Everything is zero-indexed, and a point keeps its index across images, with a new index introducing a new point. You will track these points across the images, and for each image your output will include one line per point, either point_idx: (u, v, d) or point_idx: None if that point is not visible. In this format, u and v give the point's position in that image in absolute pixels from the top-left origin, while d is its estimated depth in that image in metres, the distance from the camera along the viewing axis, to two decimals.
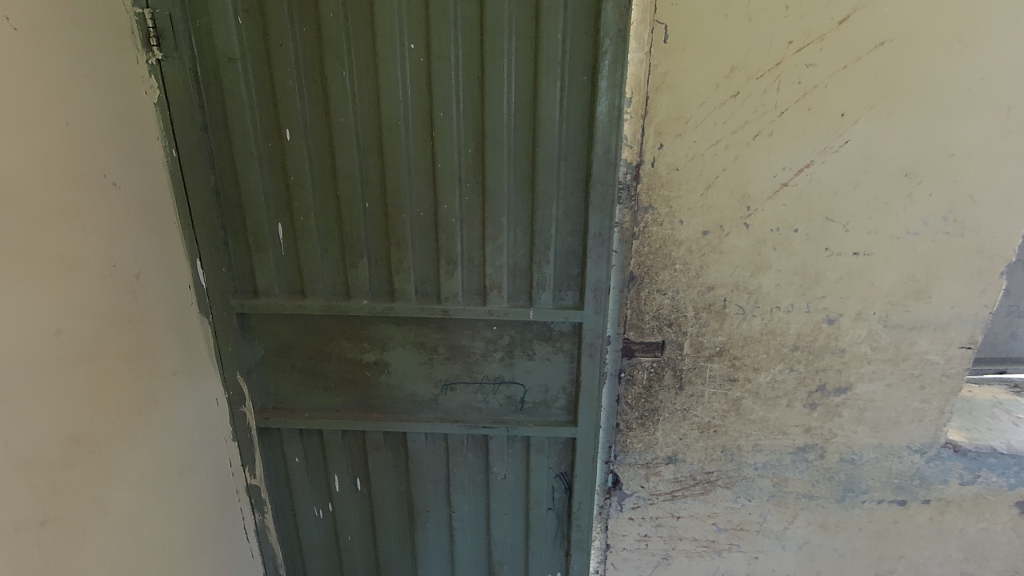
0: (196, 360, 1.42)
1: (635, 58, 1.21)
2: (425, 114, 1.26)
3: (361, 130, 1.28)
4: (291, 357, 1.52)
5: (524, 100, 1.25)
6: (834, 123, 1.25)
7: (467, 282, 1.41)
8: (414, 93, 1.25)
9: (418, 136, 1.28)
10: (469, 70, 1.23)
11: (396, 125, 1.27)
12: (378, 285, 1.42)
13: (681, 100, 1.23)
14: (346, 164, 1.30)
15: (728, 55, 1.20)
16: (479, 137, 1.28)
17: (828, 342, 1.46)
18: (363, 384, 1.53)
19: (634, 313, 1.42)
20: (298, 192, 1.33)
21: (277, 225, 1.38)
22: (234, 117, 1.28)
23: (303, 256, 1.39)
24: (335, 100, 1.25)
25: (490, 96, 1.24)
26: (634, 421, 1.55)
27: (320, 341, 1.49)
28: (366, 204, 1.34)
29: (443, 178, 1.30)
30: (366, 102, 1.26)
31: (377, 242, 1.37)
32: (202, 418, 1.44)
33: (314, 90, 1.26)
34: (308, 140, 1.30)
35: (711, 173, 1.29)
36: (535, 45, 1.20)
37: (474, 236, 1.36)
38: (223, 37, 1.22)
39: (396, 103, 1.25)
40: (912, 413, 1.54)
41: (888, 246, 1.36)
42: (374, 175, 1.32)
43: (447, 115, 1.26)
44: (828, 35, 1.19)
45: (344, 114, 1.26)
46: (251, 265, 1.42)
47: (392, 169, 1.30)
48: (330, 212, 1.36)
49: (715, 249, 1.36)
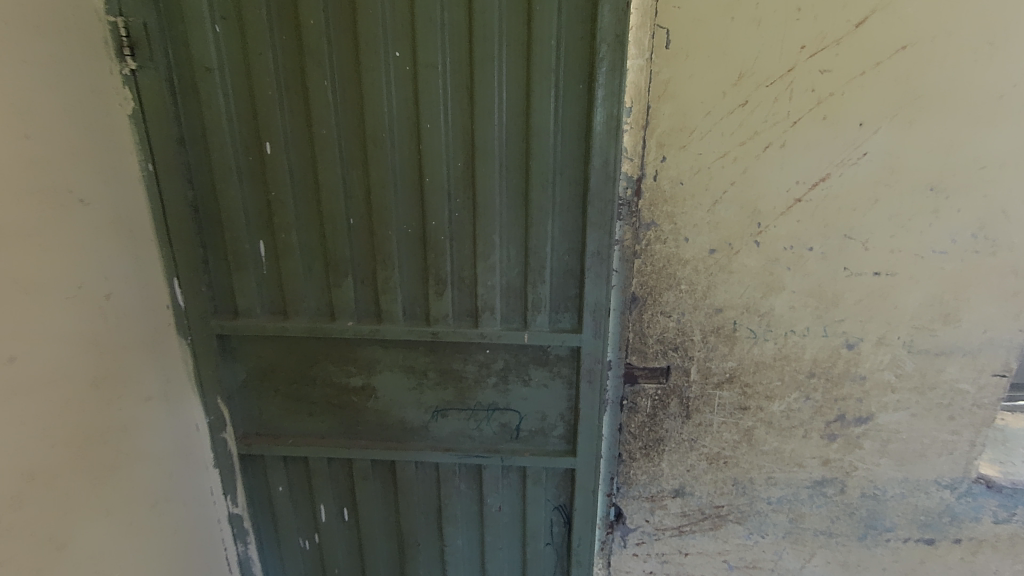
0: (173, 385, 1.35)
1: (635, 65, 1.13)
2: (412, 125, 1.19)
3: (345, 143, 1.21)
4: (274, 380, 1.44)
5: (517, 110, 1.17)
6: (852, 133, 1.16)
7: (458, 303, 1.32)
8: (400, 103, 1.18)
9: (404, 148, 1.21)
10: (457, 79, 1.15)
11: (381, 137, 1.19)
12: (364, 306, 1.34)
13: (685, 109, 1.15)
14: (329, 179, 1.23)
15: (735, 61, 1.11)
16: (469, 149, 1.20)
17: (847, 368, 1.35)
18: (349, 409, 1.45)
19: (636, 336, 1.33)
20: (280, 208, 1.26)
21: (258, 243, 1.31)
22: (213, 130, 1.22)
23: (285, 276, 1.32)
24: (316, 112, 1.19)
25: (479, 106, 1.16)
26: (638, 451, 1.45)
27: (304, 364, 1.41)
28: (351, 220, 1.27)
29: (431, 193, 1.22)
30: (350, 113, 1.19)
31: (363, 260, 1.30)
32: (180, 446, 1.37)
33: (295, 101, 1.19)
34: (290, 154, 1.23)
35: (718, 187, 1.20)
36: (527, 52, 1.13)
37: (465, 255, 1.27)
38: (199, 46, 1.16)
39: (381, 114, 1.18)
40: (940, 445, 1.43)
41: (912, 265, 1.26)
42: (359, 190, 1.24)
43: (434, 126, 1.18)
44: (845, 39, 1.10)
45: (326, 126, 1.19)
46: (231, 284, 1.35)
47: (377, 183, 1.22)
48: (313, 230, 1.28)
49: (723, 268, 1.27)
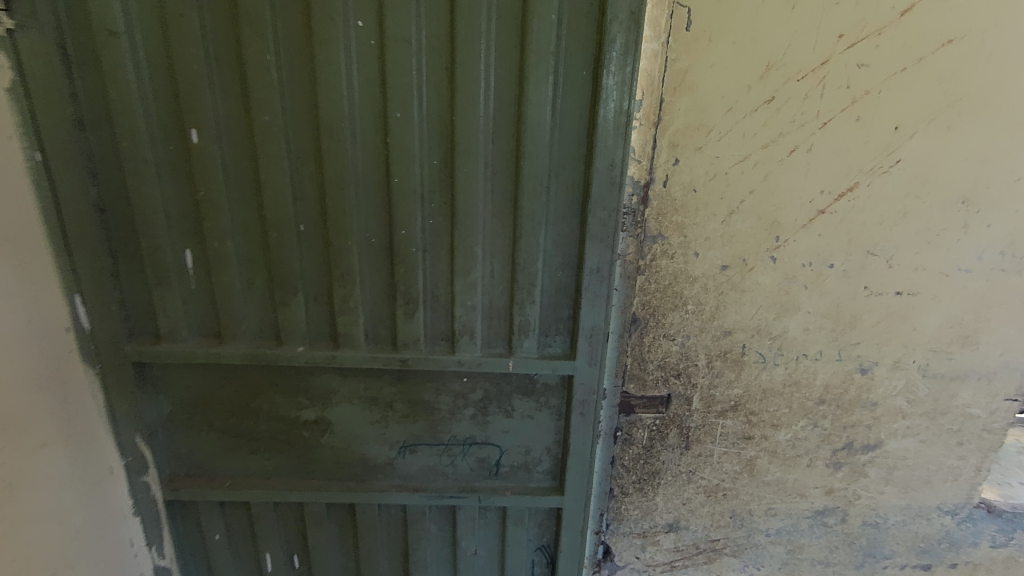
0: (78, 424, 1.09)
1: (649, 50, 0.95)
2: (378, 113, 0.97)
3: (292, 132, 0.98)
4: (208, 414, 1.20)
5: (507, 99, 0.97)
6: (885, 138, 1.02)
7: (431, 325, 1.12)
8: (362, 86, 0.95)
9: (368, 142, 0.99)
10: (435, 59, 0.94)
11: (339, 127, 0.97)
12: (317, 328, 1.12)
13: (703, 104, 0.98)
14: (273, 177, 1.00)
15: (763, 49, 0.95)
16: (447, 145, 0.99)
17: (859, 394, 1.24)
18: (300, 446, 1.23)
19: (635, 362, 1.17)
20: (210, 210, 1.02)
21: (183, 253, 1.06)
22: (120, 111, 0.96)
23: (218, 293, 1.08)
24: (256, 93, 0.95)
25: (462, 92, 0.95)
26: (631, 486, 1.30)
27: (245, 395, 1.18)
28: (301, 227, 1.04)
29: (401, 197, 1.01)
30: (299, 96, 0.96)
31: (316, 275, 1.08)
32: (88, 496, 1.11)
33: (229, 79, 0.95)
34: (223, 145, 0.99)
35: (735, 196, 1.04)
36: (521, 29, 0.93)
37: (440, 270, 1.07)
38: (100, 3, 0.90)
39: (339, 98, 0.95)
40: (946, 471, 1.34)
41: (935, 285, 1.14)
42: (311, 191, 1.02)
43: (406, 116, 0.96)
44: (887, 29, 0.95)
45: (269, 111, 0.96)
46: (150, 302, 1.10)
47: (333, 184, 1.00)
48: (253, 237, 1.05)
49: (735, 287, 1.12)
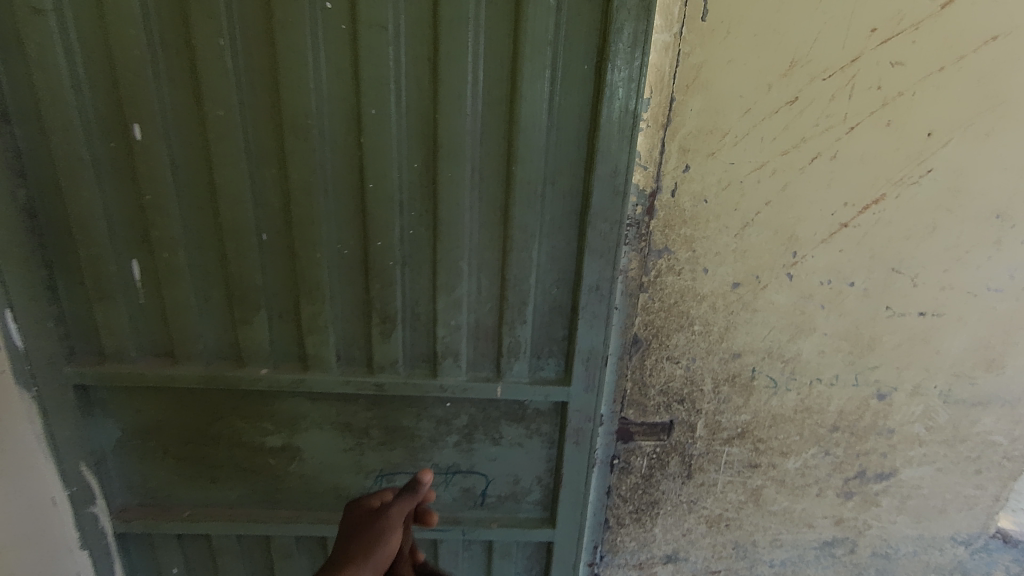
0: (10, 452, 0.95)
1: (660, 41, 0.84)
2: (349, 109, 0.85)
3: (251, 129, 0.86)
4: (163, 440, 1.09)
5: (497, 95, 0.85)
6: (916, 146, 0.92)
7: (411, 345, 1.01)
8: (332, 78, 0.83)
9: (338, 142, 0.87)
10: (415, 48, 0.82)
11: (305, 125, 0.85)
12: (283, 348, 1.00)
13: (718, 105, 0.87)
14: (230, 180, 0.88)
15: (787, 44, 0.84)
16: (429, 146, 0.87)
17: (875, 421, 1.14)
18: (266, 474, 1.12)
19: (635, 386, 1.07)
20: (158, 217, 0.90)
21: (130, 263, 0.94)
22: (49, 102, 0.83)
23: (169, 309, 0.96)
24: (207, 84, 0.83)
25: (446, 87, 0.83)
26: (627, 516, 1.20)
27: (203, 420, 1.07)
28: (263, 237, 0.92)
29: (376, 204, 0.89)
30: (258, 87, 0.83)
31: (280, 290, 0.96)
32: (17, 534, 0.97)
33: (177, 67, 0.83)
34: (171, 142, 0.87)
35: (749, 207, 0.94)
36: (515, 14, 0.81)
37: (421, 285, 0.96)
38: None
39: (305, 91, 0.83)
40: (961, 500, 1.25)
41: (962, 305, 1.05)
42: (274, 196, 0.90)
43: (381, 113, 0.84)
44: (925, 23, 0.85)
45: (223, 105, 0.84)
46: (93, 317, 0.97)
47: (299, 188, 0.88)
48: (208, 247, 0.93)
49: (746, 306, 1.02)
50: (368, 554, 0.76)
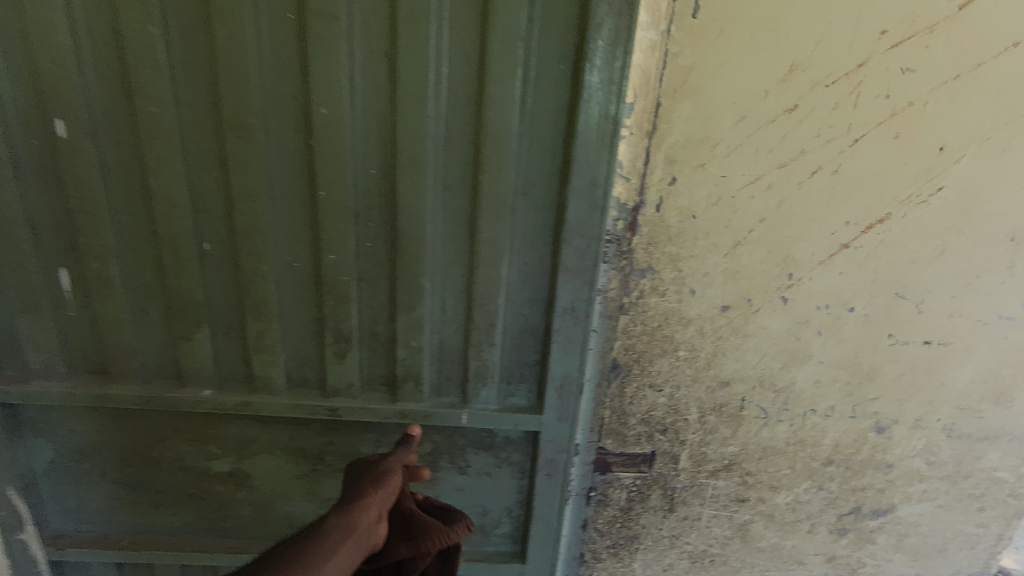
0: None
1: (645, 40, 0.75)
2: (297, 108, 0.76)
3: (188, 127, 0.77)
4: (100, 463, 0.99)
5: (463, 96, 0.76)
6: (927, 162, 0.83)
7: (369, 367, 0.92)
8: (278, 72, 0.74)
9: (285, 143, 0.78)
10: (370, 41, 0.73)
11: (247, 123, 0.76)
12: (229, 367, 0.91)
13: (710, 111, 0.78)
14: (165, 183, 0.79)
15: (787, 45, 0.76)
16: (387, 150, 0.79)
17: (872, 455, 1.06)
18: (213, 501, 1.03)
19: (614, 415, 0.99)
20: (87, 222, 0.81)
21: (57, 272, 0.85)
22: None
23: (101, 323, 0.87)
24: (137, 76, 0.74)
25: (405, 85, 0.75)
26: (605, 551, 1.11)
27: (143, 442, 0.98)
28: (204, 247, 0.83)
29: (328, 214, 0.80)
30: (195, 80, 0.74)
31: (225, 305, 0.87)
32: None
33: (103, 55, 0.74)
34: (100, 140, 0.78)
35: (742, 225, 0.86)
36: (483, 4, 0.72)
37: (379, 302, 0.87)
38: None
39: (247, 87, 0.74)
40: (962, 538, 1.17)
41: (971, 335, 0.97)
42: (215, 203, 0.81)
43: (333, 113, 0.75)
44: (941, 26, 0.76)
45: (155, 99, 0.75)
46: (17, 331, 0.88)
47: (242, 194, 0.79)
48: (144, 257, 0.84)
49: (737, 332, 0.93)
50: (378, 484, 0.70)
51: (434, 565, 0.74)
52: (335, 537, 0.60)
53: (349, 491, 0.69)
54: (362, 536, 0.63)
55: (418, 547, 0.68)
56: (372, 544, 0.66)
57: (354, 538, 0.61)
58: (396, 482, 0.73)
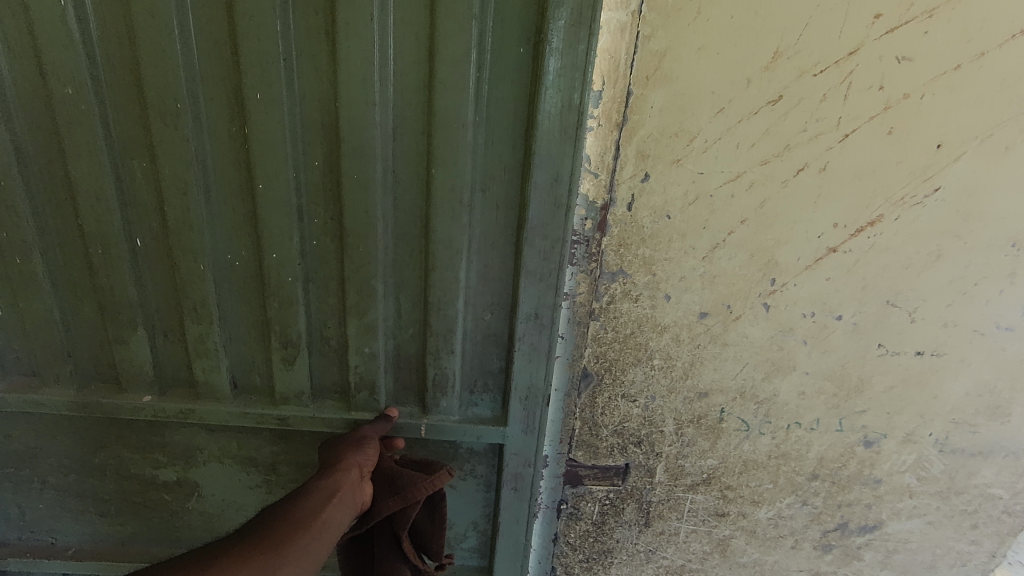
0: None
1: (614, 22, 0.68)
2: (231, 93, 0.70)
3: (111, 114, 0.71)
4: (39, 469, 0.94)
5: (413, 80, 0.70)
6: (922, 159, 0.77)
7: (321, 374, 0.86)
8: (206, 52, 0.68)
9: (218, 130, 0.72)
10: (309, 18, 0.66)
11: (173, 108, 0.70)
12: (171, 371, 0.86)
13: (685, 102, 0.72)
14: (89, 173, 0.73)
15: (771, 30, 0.69)
16: (330, 140, 0.72)
17: (860, 470, 1.00)
18: (161, 511, 0.98)
19: (585, 426, 0.93)
20: (7, 217, 0.76)
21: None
22: None
23: (31, 323, 0.82)
24: (50, 55, 0.68)
25: (347, 68, 0.68)
26: (577, 565, 1.06)
27: (83, 449, 0.92)
28: (137, 242, 0.78)
29: (267, 209, 0.74)
30: (116, 59, 0.69)
31: (163, 306, 0.82)
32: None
33: (13, 35, 0.68)
34: (16, 128, 0.72)
35: (721, 225, 0.79)
36: None
37: (329, 305, 0.82)
38: None
39: (172, 67, 0.68)
40: (953, 556, 1.12)
41: (967, 345, 0.90)
42: (146, 195, 0.75)
43: (268, 97, 0.69)
44: (942, 10, 0.69)
45: (72, 79, 0.69)
46: None
47: (173, 186, 0.73)
48: (72, 252, 0.79)
49: (716, 340, 0.87)
50: (354, 448, 0.77)
51: (424, 514, 0.81)
52: (319, 498, 0.67)
53: (331, 459, 0.76)
54: (345, 494, 0.70)
55: (404, 497, 0.74)
56: (360, 500, 0.73)
57: (338, 496, 0.68)
58: (374, 445, 0.79)
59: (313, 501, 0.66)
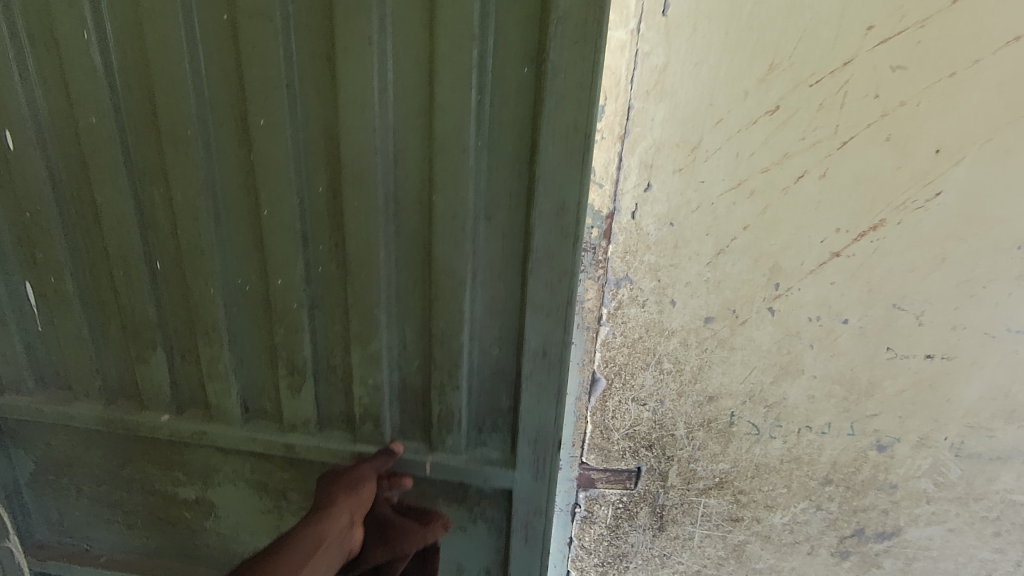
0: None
1: (615, 40, 0.72)
2: (237, 127, 0.80)
3: (132, 147, 0.85)
4: (74, 479, 1.09)
5: (413, 105, 0.76)
6: (922, 165, 0.78)
7: (326, 404, 0.96)
8: (217, 91, 0.79)
9: (226, 160, 0.83)
10: (311, 47, 0.75)
11: (185, 137, 0.81)
12: (188, 392, 0.99)
13: (685, 113, 0.75)
14: (112, 197, 0.87)
15: (765, 44, 0.72)
16: (331, 167, 0.81)
17: (874, 475, 1.00)
18: (181, 527, 1.10)
19: (597, 429, 0.95)
20: (43, 238, 0.92)
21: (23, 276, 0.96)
22: None
23: (67, 334, 0.98)
24: (78, 89, 0.81)
25: (349, 97, 0.76)
26: (592, 569, 1.08)
27: (113, 463, 1.06)
28: (155, 263, 0.91)
29: (272, 234, 0.84)
30: (137, 97, 0.81)
31: (176, 317, 0.94)
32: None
33: (53, 86, 0.83)
34: (52, 160, 0.88)
35: (725, 232, 0.81)
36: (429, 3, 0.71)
37: (333, 333, 0.91)
38: None
39: (184, 98, 0.79)
40: (977, 565, 1.10)
41: (978, 348, 0.90)
42: (162, 219, 0.88)
43: (271, 125, 0.78)
44: (934, 20, 0.71)
45: (98, 113, 0.82)
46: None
47: (186, 211, 0.85)
48: (100, 272, 0.93)
49: (723, 344, 0.89)
50: (350, 492, 0.87)
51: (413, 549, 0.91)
52: (305, 548, 0.78)
53: (328, 497, 0.87)
54: (331, 543, 0.81)
55: (388, 548, 0.85)
56: (347, 545, 0.84)
57: (322, 548, 0.80)
58: (369, 487, 0.89)
59: (298, 553, 0.77)
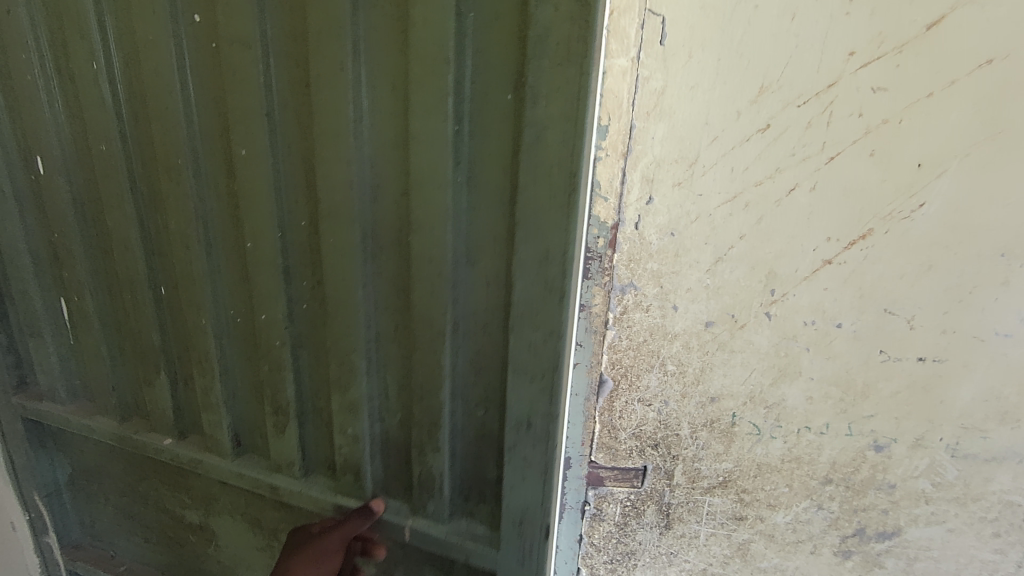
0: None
1: (618, 67, 0.80)
2: (219, 167, 1.06)
3: (138, 177, 1.14)
4: (103, 487, 1.49)
5: (386, 140, 0.93)
6: (906, 177, 0.84)
7: (314, 446, 1.20)
8: (206, 140, 1.05)
9: (215, 200, 1.09)
10: (292, 80, 0.95)
11: (179, 173, 1.07)
12: (188, 414, 1.31)
13: (683, 132, 0.82)
14: (120, 224, 1.18)
15: (755, 69, 0.79)
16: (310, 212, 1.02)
17: (872, 475, 1.04)
18: (188, 547, 1.44)
19: (605, 429, 1.01)
20: (71, 262, 1.28)
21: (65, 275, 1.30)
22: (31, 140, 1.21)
23: (88, 345, 1.35)
24: (93, 124, 1.12)
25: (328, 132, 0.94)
26: (602, 567, 1.12)
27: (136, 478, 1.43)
28: (157, 289, 1.21)
29: (256, 265, 1.08)
30: (144, 138, 1.10)
31: (173, 336, 1.25)
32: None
33: (76, 138, 1.17)
34: (75, 192, 1.22)
35: (723, 241, 0.88)
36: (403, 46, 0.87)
37: (316, 375, 1.14)
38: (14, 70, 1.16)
39: (178, 132, 1.04)
40: (979, 565, 1.12)
41: (968, 351, 0.94)
42: (162, 246, 1.18)
43: (251, 153, 1.00)
44: (910, 46, 0.78)
45: (110, 148, 1.12)
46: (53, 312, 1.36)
47: (183, 242, 1.12)
48: (115, 291, 1.27)
49: (723, 347, 0.94)
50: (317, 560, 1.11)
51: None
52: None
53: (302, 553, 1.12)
54: None
55: None
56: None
57: None
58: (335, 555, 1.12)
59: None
